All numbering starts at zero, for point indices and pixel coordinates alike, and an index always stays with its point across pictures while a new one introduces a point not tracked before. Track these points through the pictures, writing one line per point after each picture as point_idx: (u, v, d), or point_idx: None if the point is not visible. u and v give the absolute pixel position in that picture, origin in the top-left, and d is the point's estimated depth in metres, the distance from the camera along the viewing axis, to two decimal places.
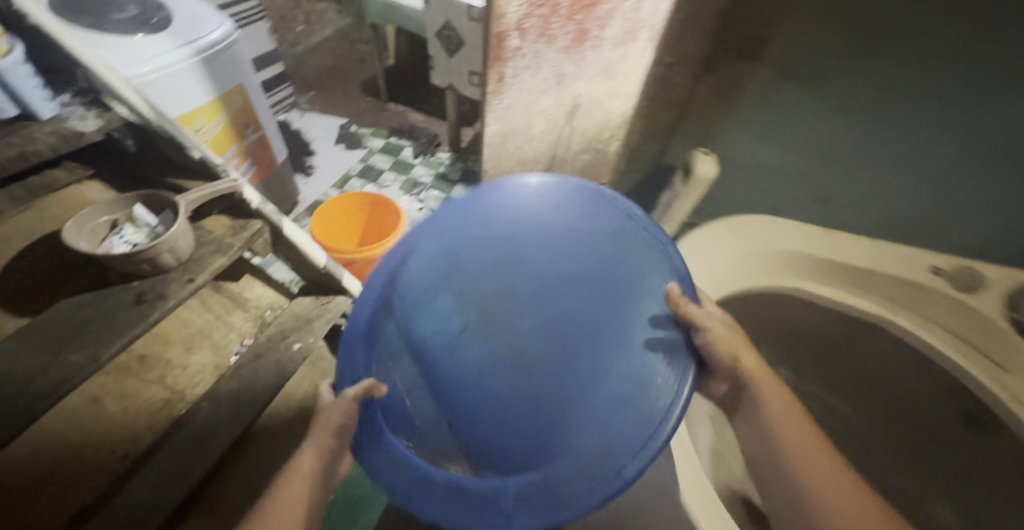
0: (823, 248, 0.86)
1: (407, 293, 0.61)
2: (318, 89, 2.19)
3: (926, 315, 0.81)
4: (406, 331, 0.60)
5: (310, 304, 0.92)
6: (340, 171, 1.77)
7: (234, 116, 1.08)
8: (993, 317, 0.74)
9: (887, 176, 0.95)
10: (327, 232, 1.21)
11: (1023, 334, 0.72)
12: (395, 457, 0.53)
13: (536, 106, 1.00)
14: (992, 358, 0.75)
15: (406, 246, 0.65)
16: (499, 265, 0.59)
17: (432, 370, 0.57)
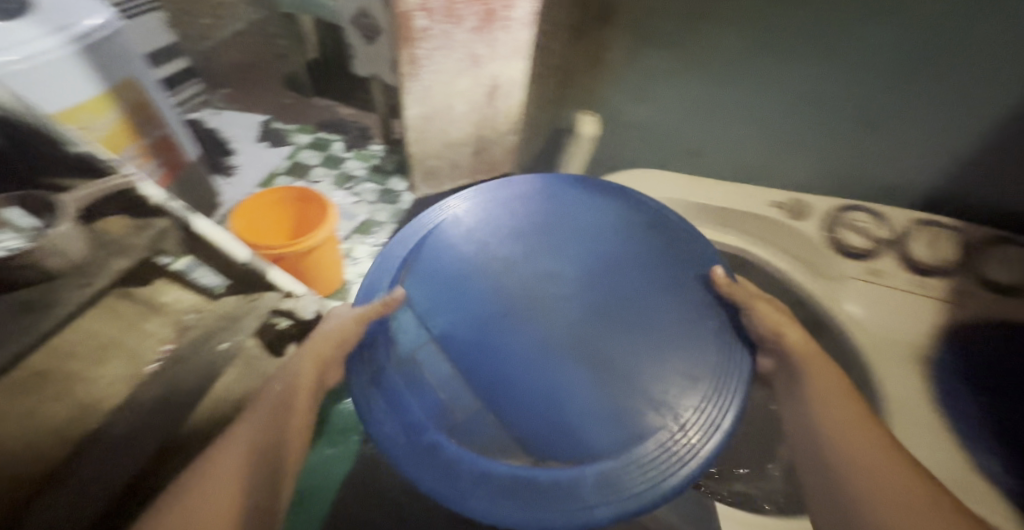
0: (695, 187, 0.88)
1: (422, 283, 0.60)
2: (233, 86, 2.07)
3: (771, 241, 0.84)
4: (424, 323, 0.57)
5: (236, 302, 0.88)
6: (265, 169, 1.69)
7: (127, 112, 1.00)
8: (815, 235, 0.78)
9: (756, 128, 0.87)
10: (252, 227, 1.17)
11: (836, 247, 0.75)
12: (428, 451, 0.49)
13: (454, 88, 1.03)
14: (814, 269, 0.78)
15: (422, 237, 0.65)
16: (536, 256, 0.61)
17: (464, 360, 0.54)
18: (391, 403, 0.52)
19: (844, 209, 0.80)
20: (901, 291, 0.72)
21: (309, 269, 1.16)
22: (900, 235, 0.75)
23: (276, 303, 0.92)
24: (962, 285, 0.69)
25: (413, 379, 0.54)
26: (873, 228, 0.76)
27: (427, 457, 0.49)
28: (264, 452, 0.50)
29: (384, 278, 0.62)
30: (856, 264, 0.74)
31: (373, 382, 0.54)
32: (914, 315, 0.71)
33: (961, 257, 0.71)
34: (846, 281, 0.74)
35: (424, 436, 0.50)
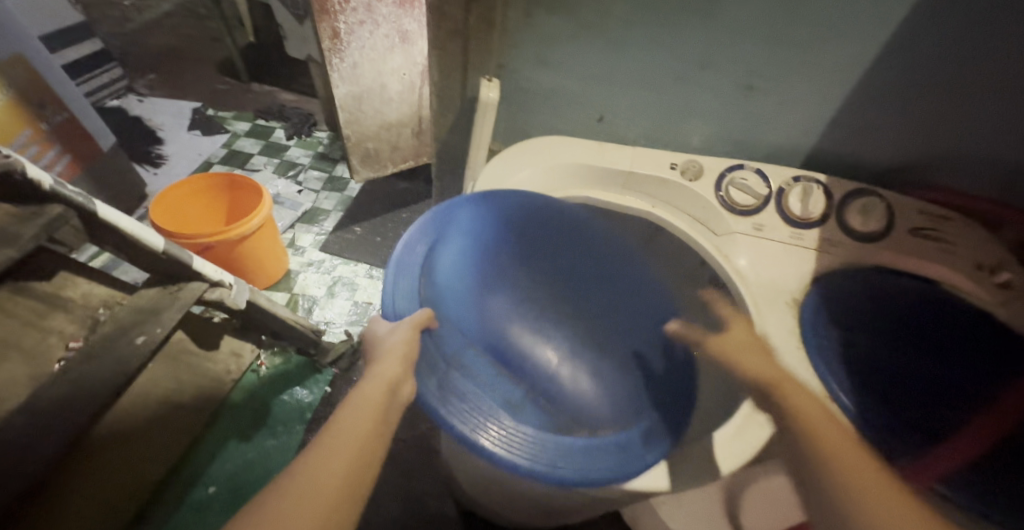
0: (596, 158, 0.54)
1: (446, 278, 0.46)
2: (160, 71, 1.93)
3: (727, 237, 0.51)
4: (459, 330, 0.45)
5: (156, 294, 0.83)
6: (198, 158, 1.58)
7: (19, 93, 0.94)
8: (763, 232, 0.49)
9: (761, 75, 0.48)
10: (177, 216, 1.09)
11: (768, 240, 0.49)
12: (537, 448, 0.35)
13: (385, 64, 1.07)
14: (783, 281, 0.48)
15: (426, 233, 0.45)
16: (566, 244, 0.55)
17: (503, 357, 0.49)
18: (461, 404, 0.36)
19: (734, 173, 0.52)
20: (801, 245, 0.49)
21: (242, 258, 1.08)
22: (776, 190, 0.50)
23: (202, 293, 0.86)
24: (959, 230, 0.49)
25: (472, 381, 0.40)
26: (758, 185, 0.50)
27: (535, 448, 0.35)
28: (341, 503, 0.31)
29: (402, 280, 0.42)
30: (741, 217, 0.50)
31: (443, 390, 0.37)
32: (803, 269, 0.48)
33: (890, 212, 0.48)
34: (733, 237, 0.50)
35: (511, 427, 0.36)
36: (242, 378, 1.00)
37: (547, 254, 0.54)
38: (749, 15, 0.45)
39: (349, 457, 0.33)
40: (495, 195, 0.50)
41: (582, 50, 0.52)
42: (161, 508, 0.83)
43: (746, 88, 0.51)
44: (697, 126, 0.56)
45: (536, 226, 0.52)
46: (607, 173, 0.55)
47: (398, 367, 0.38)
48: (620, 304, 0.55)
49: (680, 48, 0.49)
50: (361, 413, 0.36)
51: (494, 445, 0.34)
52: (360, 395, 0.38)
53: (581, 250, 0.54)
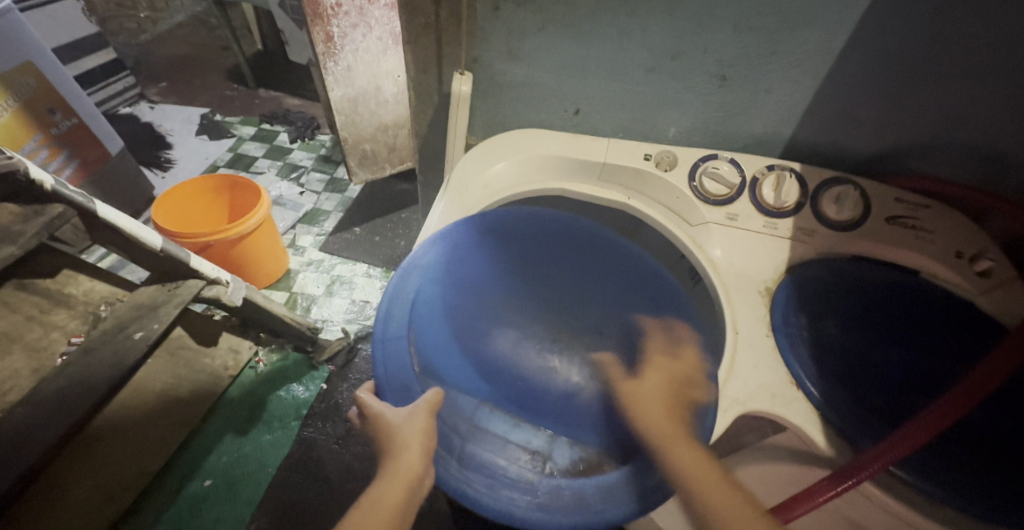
0: (572, 151, 0.56)
1: (430, 338, 0.46)
2: (171, 79, 1.99)
3: (703, 227, 0.52)
4: (462, 388, 0.47)
5: (155, 291, 0.85)
6: (205, 162, 1.62)
7: (28, 100, 0.98)
8: (736, 221, 0.51)
9: (727, 62, 0.49)
10: (180, 217, 1.12)
11: (738, 227, 0.51)
12: (571, 500, 0.36)
13: (379, 67, 1.11)
14: (757, 272, 0.49)
15: (403, 302, 0.43)
16: (546, 272, 0.56)
17: (510, 392, 0.52)
18: (486, 474, 0.38)
19: (706, 163, 0.53)
20: (774, 234, 0.50)
21: (242, 257, 1.11)
22: (750, 179, 0.52)
23: (199, 291, 0.88)
24: (935, 213, 0.49)
25: (486, 443, 0.41)
26: (733, 173, 0.52)
27: (568, 502, 0.36)
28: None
29: (390, 363, 0.40)
30: (714, 206, 0.52)
31: (463, 463, 0.38)
32: (778, 258, 0.49)
33: (865, 201, 0.49)
34: (707, 227, 0.52)
35: (542, 488, 0.37)
36: (239, 374, 1.03)
37: (531, 280, 0.57)
38: (712, 5, 0.45)
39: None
40: (461, 235, 0.48)
41: (553, 44, 0.53)
42: (154, 502, 0.84)
43: (719, 79, 0.51)
44: (673, 117, 0.56)
45: (515, 251, 0.53)
46: (584, 165, 0.56)
47: (416, 460, 0.39)
48: (616, 319, 0.54)
49: (649, 39, 0.49)
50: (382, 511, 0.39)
51: (521, 505, 0.36)
52: (382, 488, 0.40)
53: (566, 268, 0.55)
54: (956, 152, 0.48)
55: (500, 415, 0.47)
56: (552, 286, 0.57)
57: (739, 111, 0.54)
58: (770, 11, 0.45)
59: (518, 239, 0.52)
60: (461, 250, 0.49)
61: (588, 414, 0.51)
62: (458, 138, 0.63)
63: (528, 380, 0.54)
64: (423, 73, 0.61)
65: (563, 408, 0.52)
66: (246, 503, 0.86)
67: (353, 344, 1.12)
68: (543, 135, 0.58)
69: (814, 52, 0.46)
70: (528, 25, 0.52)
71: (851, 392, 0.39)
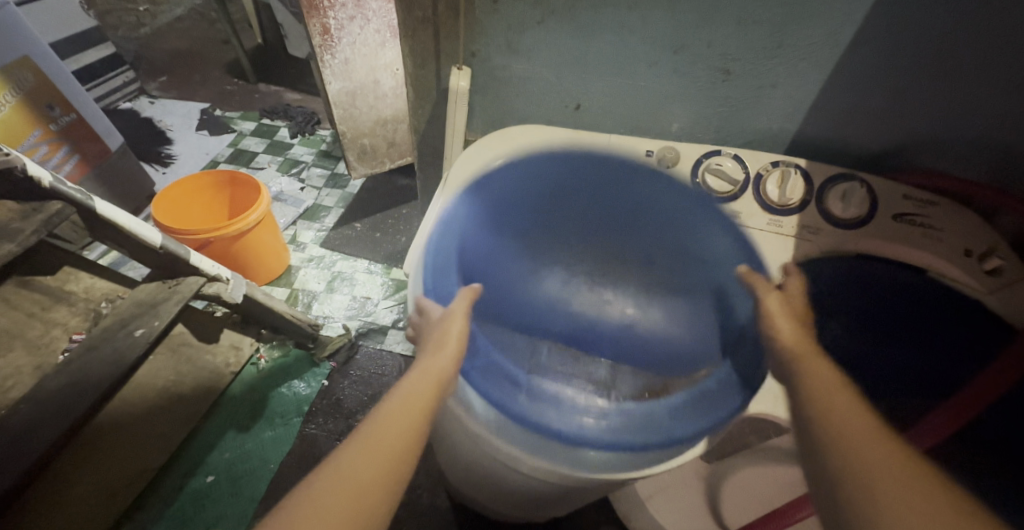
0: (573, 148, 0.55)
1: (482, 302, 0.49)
2: (171, 73, 1.97)
3: None
4: (518, 337, 0.51)
5: (155, 288, 0.85)
6: (205, 157, 1.62)
7: (27, 96, 0.97)
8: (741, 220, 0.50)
9: (729, 54, 0.48)
10: (181, 213, 1.12)
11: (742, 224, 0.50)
12: (641, 424, 0.39)
13: (377, 60, 1.09)
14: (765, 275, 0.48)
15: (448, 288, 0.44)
16: (576, 218, 0.52)
17: (567, 331, 0.54)
18: (555, 409, 0.41)
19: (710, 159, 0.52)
20: (779, 232, 0.49)
21: (243, 254, 1.11)
22: (754, 176, 0.51)
23: (200, 288, 0.88)
24: (947, 211, 0.47)
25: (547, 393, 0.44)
26: (737, 171, 0.51)
27: (638, 425, 0.39)
28: (373, 498, 0.33)
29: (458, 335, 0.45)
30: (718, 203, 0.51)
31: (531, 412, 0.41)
32: (781, 257, 0.48)
33: (871, 200, 0.48)
34: None
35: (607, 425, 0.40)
36: (241, 371, 1.03)
37: (567, 224, 0.54)
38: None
39: (373, 454, 0.35)
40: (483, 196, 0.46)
41: (554, 37, 0.51)
42: (157, 498, 0.85)
43: (722, 73, 0.50)
44: (675, 112, 0.55)
45: (541, 194, 0.49)
46: None
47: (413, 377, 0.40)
48: (651, 253, 0.52)
49: (649, 32, 0.48)
50: (404, 402, 0.38)
51: (576, 430, 0.39)
52: (410, 384, 0.39)
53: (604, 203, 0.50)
54: (960, 148, 0.48)
55: (562, 356, 0.50)
56: (596, 227, 0.53)
57: (742, 104, 0.52)
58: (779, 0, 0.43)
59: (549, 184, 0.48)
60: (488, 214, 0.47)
61: (639, 347, 0.52)
62: (456, 136, 0.62)
63: (581, 314, 0.55)
64: (421, 68, 0.59)
65: (624, 340, 0.53)
66: (248, 499, 0.87)
67: (354, 341, 1.13)
68: (545, 131, 0.57)
69: (822, 45, 0.45)
70: (528, 18, 0.51)
71: None
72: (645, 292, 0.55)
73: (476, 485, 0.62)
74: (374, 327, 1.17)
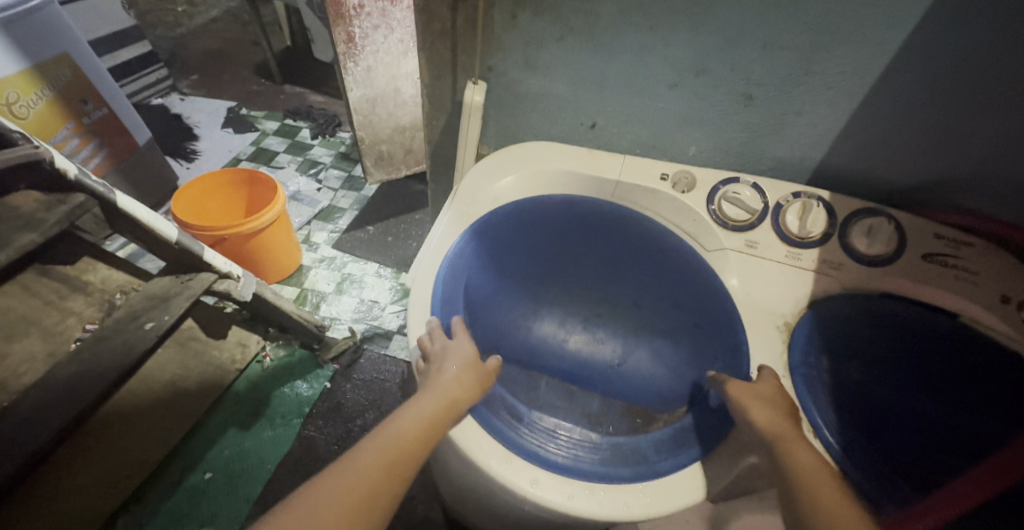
0: (591, 167, 0.55)
1: (480, 327, 0.53)
2: (202, 72, 2.03)
3: (721, 254, 0.50)
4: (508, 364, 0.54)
5: (169, 282, 0.87)
6: (229, 155, 1.66)
7: (62, 91, 0.99)
8: (757, 252, 0.49)
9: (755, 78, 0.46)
10: (201, 210, 1.15)
11: (758, 255, 0.49)
12: (629, 453, 0.41)
13: (399, 69, 1.09)
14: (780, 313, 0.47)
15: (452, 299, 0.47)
16: (569, 258, 0.59)
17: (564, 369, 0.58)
18: (546, 435, 0.42)
19: (728, 186, 0.51)
20: (797, 265, 0.48)
21: (257, 252, 1.13)
22: (773, 205, 0.49)
23: (211, 284, 0.89)
24: (984, 251, 0.44)
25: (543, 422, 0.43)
26: (755, 200, 0.49)
27: (628, 455, 0.40)
28: (374, 509, 0.34)
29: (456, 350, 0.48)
30: (733, 232, 0.50)
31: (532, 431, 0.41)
32: (798, 292, 0.47)
33: (901, 237, 0.46)
34: (724, 254, 0.50)
35: (604, 446, 0.41)
36: (246, 368, 1.04)
37: (563, 263, 0.59)
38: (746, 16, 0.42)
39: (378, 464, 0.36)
40: (489, 230, 0.52)
41: (574, 55, 0.51)
42: (155, 490, 0.86)
43: (746, 99, 0.48)
44: (694, 136, 0.54)
45: (539, 236, 0.55)
46: (598, 181, 0.54)
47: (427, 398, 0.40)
48: (638, 292, 0.57)
49: (670, 54, 0.47)
50: (415, 419, 0.39)
51: (565, 457, 0.40)
52: (422, 403, 0.40)
53: (599, 242, 0.56)
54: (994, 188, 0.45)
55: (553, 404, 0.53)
56: (588, 266, 0.59)
57: (765, 130, 0.51)
58: (810, 26, 0.42)
59: (544, 223, 0.54)
60: (489, 248, 0.52)
61: (632, 389, 0.54)
62: (468, 149, 0.61)
63: (575, 358, 0.59)
64: (438, 79, 0.59)
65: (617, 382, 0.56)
66: (243, 499, 0.86)
67: (359, 344, 1.13)
68: (562, 148, 0.56)
69: (854, 73, 0.43)
70: (549, 33, 0.50)
71: (872, 446, 0.38)
72: (631, 333, 0.59)
73: (472, 508, 0.60)
74: (379, 332, 1.17)
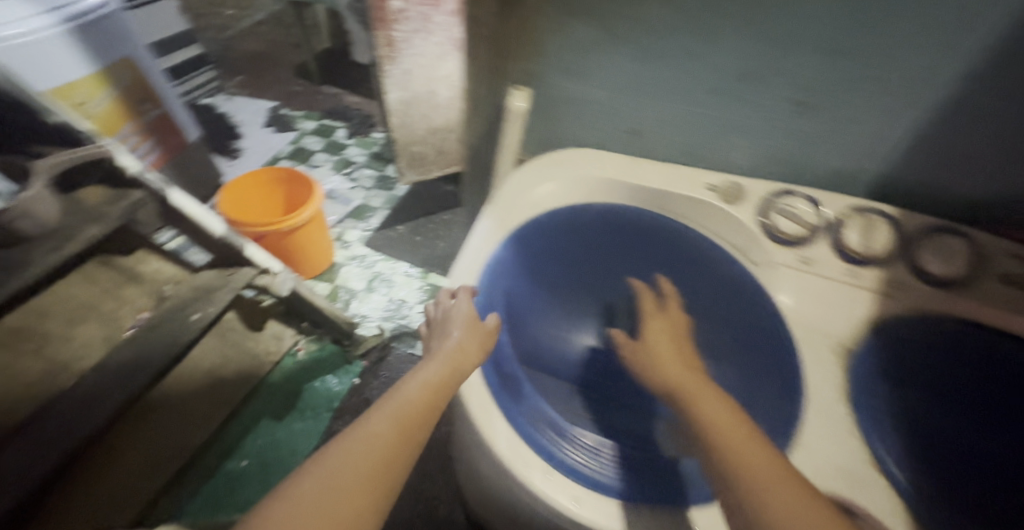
0: (648, 177, 0.57)
1: (520, 332, 0.56)
2: (247, 73, 2.12)
3: (773, 264, 0.53)
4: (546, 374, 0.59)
5: (213, 276, 0.91)
6: (269, 153, 1.72)
7: (126, 92, 1.03)
8: (810, 268, 0.52)
9: (812, 78, 0.46)
10: (244, 208, 1.19)
11: (808, 265, 0.52)
12: (665, 475, 0.42)
13: (435, 72, 1.06)
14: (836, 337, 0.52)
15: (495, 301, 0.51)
16: (609, 271, 0.63)
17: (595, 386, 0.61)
18: (587, 452, 0.43)
19: (780, 196, 0.54)
20: (854, 283, 0.51)
21: (293, 249, 1.16)
22: (832, 220, 0.51)
23: (251, 279, 0.93)
24: None
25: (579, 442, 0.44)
26: (812, 217, 0.51)
27: (662, 479, 0.41)
28: (388, 473, 0.34)
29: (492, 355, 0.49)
30: (784, 245, 0.52)
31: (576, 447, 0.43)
32: (853, 308, 0.51)
33: (948, 253, 0.47)
34: (775, 268, 0.53)
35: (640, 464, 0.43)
36: (281, 360, 1.07)
37: (597, 275, 0.64)
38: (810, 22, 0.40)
39: (390, 431, 0.35)
40: (529, 237, 0.55)
41: (616, 60, 0.51)
42: (194, 475, 0.89)
43: (797, 104, 0.48)
44: (737, 144, 0.54)
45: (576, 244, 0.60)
46: (654, 197, 0.58)
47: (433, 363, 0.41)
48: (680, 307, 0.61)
49: (718, 62, 0.47)
50: (423, 385, 0.39)
51: (607, 476, 0.41)
52: (428, 369, 0.41)
53: (638, 252, 0.61)
54: None
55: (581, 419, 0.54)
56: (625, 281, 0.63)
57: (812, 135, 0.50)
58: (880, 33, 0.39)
59: (582, 229, 0.59)
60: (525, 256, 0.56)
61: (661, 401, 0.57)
62: (507, 154, 0.61)
63: (613, 371, 0.62)
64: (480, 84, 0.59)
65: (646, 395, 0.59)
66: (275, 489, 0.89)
67: (387, 342, 1.15)
68: (614, 157, 0.59)
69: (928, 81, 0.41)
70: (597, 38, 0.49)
71: (929, 469, 0.44)
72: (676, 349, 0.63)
73: (498, 516, 0.60)
74: (407, 331, 1.19)
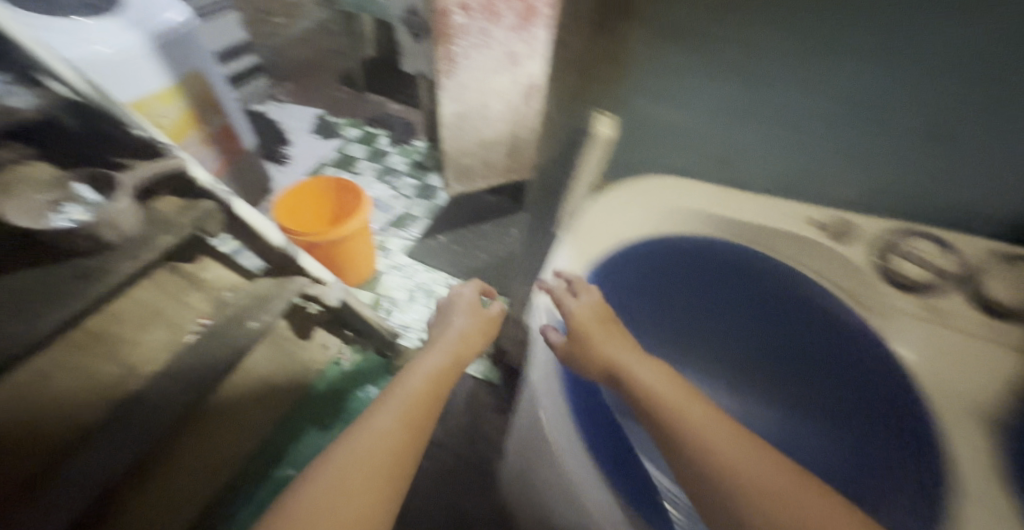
0: (736, 210, 0.60)
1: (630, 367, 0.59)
2: (295, 80, 2.18)
3: (887, 303, 0.54)
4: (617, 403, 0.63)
5: (270, 284, 0.92)
6: (315, 160, 1.76)
7: (195, 104, 1.07)
8: (940, 315, 0.51)
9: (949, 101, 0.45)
10: (296, 216, 1.22)
11: (928, 302, 0.52)
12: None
13: (489, 85, 1.05)
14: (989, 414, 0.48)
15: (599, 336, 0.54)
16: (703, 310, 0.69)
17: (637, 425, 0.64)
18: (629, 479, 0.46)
19: (902, 235, 0.55)
20: (988, 338, 0.50)
21: (341, 258, 1.19)
22: (962, 269, 0.51)
23: (303, 289, 0.95)
24: None
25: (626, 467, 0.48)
26: (935, 255, 0.53)
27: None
28: (406, 451, 0.47)
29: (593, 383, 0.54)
30: (906, 291, 0.53)
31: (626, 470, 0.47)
32: (986, 365, 0.50)
33: None
34: (889, 308, 0.54)
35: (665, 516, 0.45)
36: (326, 368, 1.09)
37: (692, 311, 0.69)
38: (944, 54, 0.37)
39: (392, 436, 0.47)
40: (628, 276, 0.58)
41: (713, 87, 0.52)
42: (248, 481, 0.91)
43: (931, 139, 0.49)
44: (849, 179, 0.57)
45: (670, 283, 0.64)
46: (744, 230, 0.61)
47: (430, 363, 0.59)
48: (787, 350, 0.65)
49: (813, 90, 0.49)
50: (424, 376, 0.56)
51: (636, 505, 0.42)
52: (423, 367, 0.58)
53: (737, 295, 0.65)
54: None
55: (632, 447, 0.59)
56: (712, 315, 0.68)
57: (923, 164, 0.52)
58: None
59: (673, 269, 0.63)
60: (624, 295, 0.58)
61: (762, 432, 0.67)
62: (581, 181, 0.61)
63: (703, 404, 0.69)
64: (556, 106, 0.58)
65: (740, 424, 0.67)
66: None
67: None
68: (706, 190, 0.62)
69: None
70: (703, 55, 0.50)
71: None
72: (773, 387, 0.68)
73: None
74: None
